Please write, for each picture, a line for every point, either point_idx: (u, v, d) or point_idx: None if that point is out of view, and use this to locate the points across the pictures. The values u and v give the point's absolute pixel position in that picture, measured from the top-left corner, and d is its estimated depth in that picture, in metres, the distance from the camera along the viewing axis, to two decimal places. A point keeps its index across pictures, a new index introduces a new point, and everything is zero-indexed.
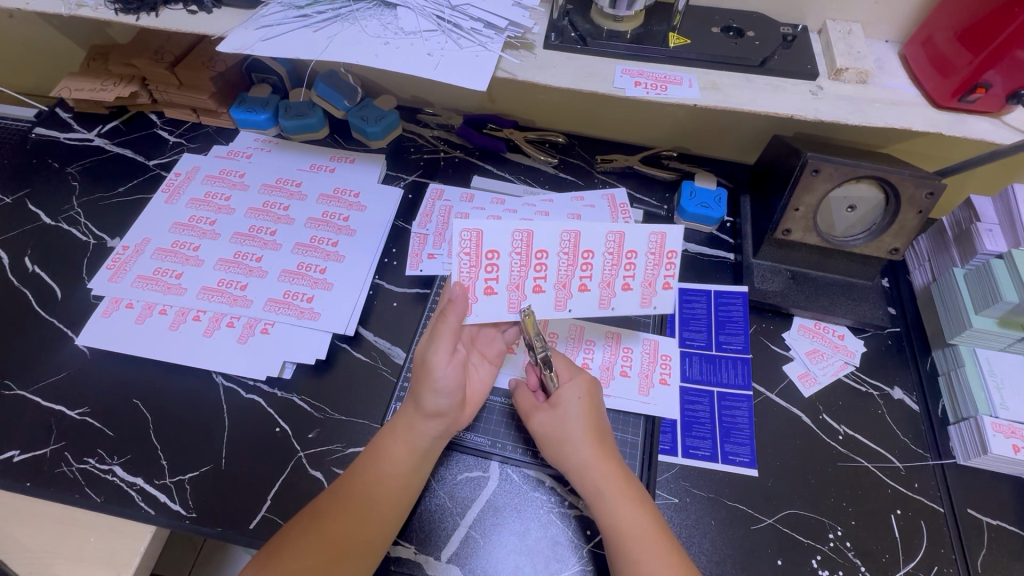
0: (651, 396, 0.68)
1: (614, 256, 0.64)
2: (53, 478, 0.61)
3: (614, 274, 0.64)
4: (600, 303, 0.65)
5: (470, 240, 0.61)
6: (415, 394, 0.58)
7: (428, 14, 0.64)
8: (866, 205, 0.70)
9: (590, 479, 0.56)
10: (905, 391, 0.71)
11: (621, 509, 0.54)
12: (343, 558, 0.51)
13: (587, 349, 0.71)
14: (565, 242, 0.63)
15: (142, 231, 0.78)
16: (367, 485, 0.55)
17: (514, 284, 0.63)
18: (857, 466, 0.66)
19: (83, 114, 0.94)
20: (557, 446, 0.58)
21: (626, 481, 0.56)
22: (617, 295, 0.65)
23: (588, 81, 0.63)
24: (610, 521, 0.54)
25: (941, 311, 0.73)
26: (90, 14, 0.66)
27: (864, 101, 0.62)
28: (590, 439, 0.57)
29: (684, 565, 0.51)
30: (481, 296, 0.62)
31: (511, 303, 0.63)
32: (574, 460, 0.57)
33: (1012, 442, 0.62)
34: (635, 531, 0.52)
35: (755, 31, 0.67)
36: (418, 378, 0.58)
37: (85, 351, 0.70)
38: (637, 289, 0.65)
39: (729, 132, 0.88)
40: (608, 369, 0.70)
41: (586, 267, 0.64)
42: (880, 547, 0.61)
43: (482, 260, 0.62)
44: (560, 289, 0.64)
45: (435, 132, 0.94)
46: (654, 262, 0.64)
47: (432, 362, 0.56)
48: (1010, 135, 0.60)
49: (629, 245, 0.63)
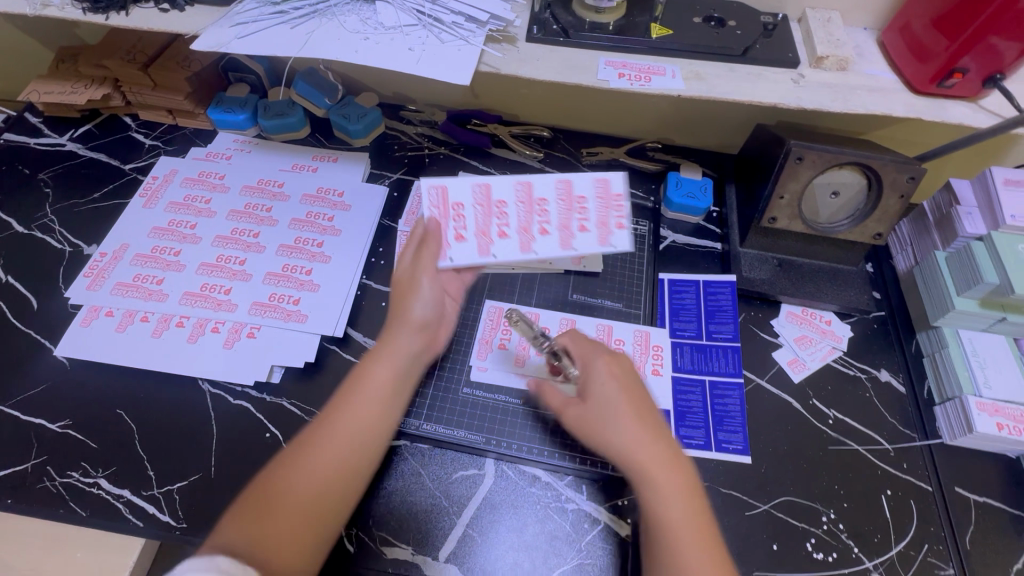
0: None
1: (567, 202, 0.63)
2: (35, 493, 0.59)
3: (569, 218, 0.62)
4: (561, 244, 0.60)
5: (433, 193, 0.62)
6: (397, 308, 0.59)
7: (407, 9, 0.63)
8: (849, 191, 0.72)
9: (635, 468, 0.51)
10: (891, 373, 0.72)
11: (665, 495, 0.50)
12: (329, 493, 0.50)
13: None
14: (521, 191, 0.63)
15: (119, 238, 0.76)
16: (354, 413, 0.53)
17: (481, 231, 0.61)
18: (847, 449, 0.66)
19: (53, 118, 0.91)
20: (595, 433, 0.54)
21: (677, 467, 0.51)
22: (576, 237, 0.61)
23: (572, 74, 0.62)
24: (653, 509, 0.50)
25: (924, 294, 0.74)
26: (57, 14, 0.64)
27: (845, 89, 0.62)
28: (634, 420, 0.53)
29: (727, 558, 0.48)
30: (452, 242, 0.61)
31: (481, 249, 0.60)
32: (619, 445, 0.52)
33: (996, 420, 0.63)
34: (683, 521, 0.49)
35: (736, 19, 0.68)
36: (399, 293, 0.59)
37: (65, 362, 0.68)
38: (593, 231, 0.61)
39: (713, 122, 0.88)
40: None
41: (543, 213, 0.62)
42: (872, 528, 0.61)
43: (448, 211, 0.62)
44: (524, 236, 0.61)
45: (418, 129, 0.93)
46: (603, 206, 0.62)
47: (418, 279, 0.59)
48: (987, 119, 0.61)
49: (578, 190, 0.63)
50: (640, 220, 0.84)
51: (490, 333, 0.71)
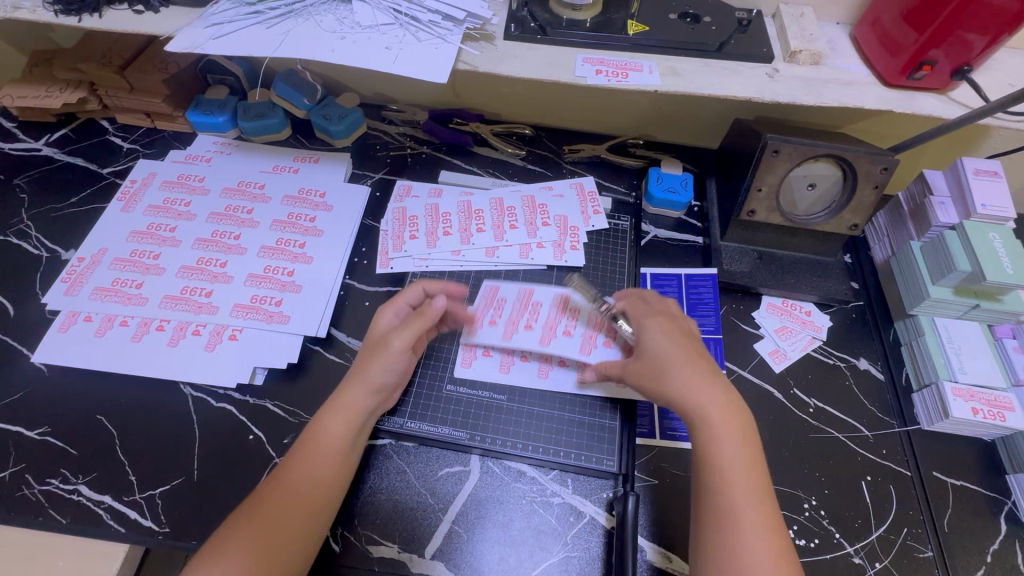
0: (592, 355, 0.67)
1: (499, 211, 0.82)
2: (13, 502, 0.59)
3: (501, 220, 0.81)
4: (494, 237, 0.79)
5: (395, 212, 0.82)
6: (359, 367, 0.60)
7: (384, 8, 0.63)
8: (825, 183, 0.73)
9: (690, 409, 0.54)
10: (870, 361, 0.74)
11: (722, 437, 0.52)
12: (283, 553, 0.49)
13: (534, 310, 0.72)
14: (461, 205, 0.82)
15: (97, 243, 0.75)
16: (308, 468, 0.54)
17: (429, 232, 0.79)
18: (828, 437, 0.67)
19: (29, 123, 0.90)
20: (654, 380, 0.57)
21: (739, 415, 0.53)
22: (508, 232, 0.79)
23: (550, 71, 0.63)
24: (710, 449, 0.52)
25: (901, 284, 0.76)
26: (29, 16, 0.64)
27: (818, 82, 0.63)
28: (692, 364, 0.56)
29: (772, 503, 0.50)
30: (407, 240, 0.78)
31: (429, 243, 0.78)
32: (680, 389, 0.55)
33: (971, 405, 0.65)
34: (738, 463, 0.51)
35: (711, 16, 0.68)
36: (367, 355, 0.61)
37: (43, 369, 0.67)
38: (523, 228, 0.80)
39: (692, 118, 0.89)
40: (590, 337, 0.69)
41: (480, 219, 0.81)
42: (853, 513, 0.62)
43: (407, 221, 0.80)
44: (464, 233, 0.79)
45: (401, 129, 0.93)
46: (529, 211, 0.82)
47: (391, 341, 0.60)
48: (956, 110, 0.62)
49: (507, 203, 0.83)
50: (621, 215, 0.84)
51: (480, 310, 0.72)
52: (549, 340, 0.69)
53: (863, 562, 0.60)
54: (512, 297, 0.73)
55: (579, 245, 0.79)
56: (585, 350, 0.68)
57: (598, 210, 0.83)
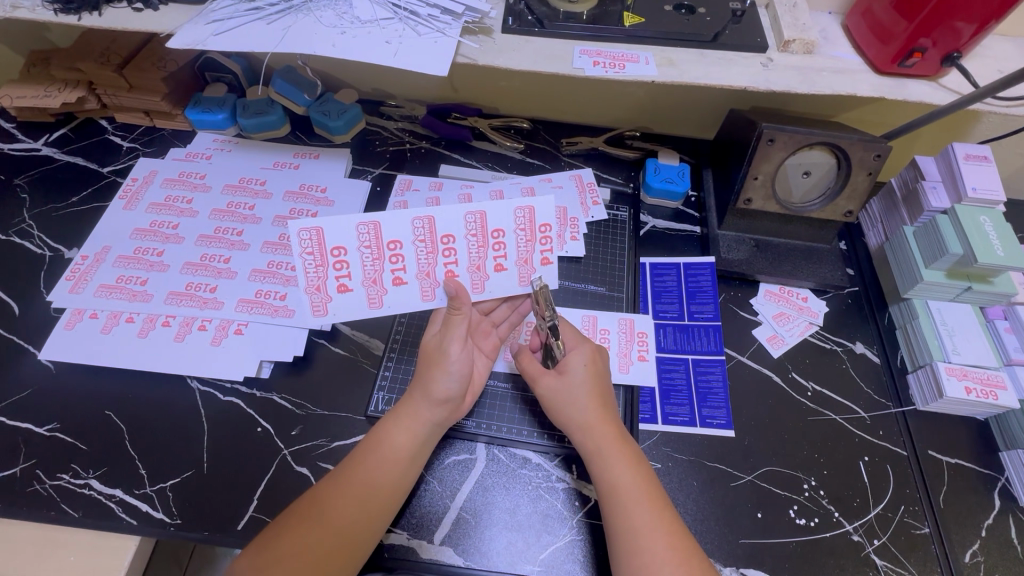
0: (487, 289, 0.65)
1: None
2: (24, 497, 0.59)
3: None
4: None
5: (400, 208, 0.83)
6: (418, 376, 0.59)
7: (383, 3, 0.64)
8: (820, 171, 0.74)
9: (590, 439, 0.57)
10: (866, 345, 0.75)
11: (616, 466, 0.55)
12: (339, 557, 0.50)
13: (394, 256, 0.63)
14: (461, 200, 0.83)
15: (101, 240, 0.75)
16: (370, 473, 0.54)
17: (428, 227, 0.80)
18: (826, 419, 0.69)
19: (28, 123, 0.90)
20: (559, 408, 0.60)
21: (623, 443, 0.57)
22: None
23: (548, 63, 0.64)
24: (609, 480, 0.54)
25: (895, 269, 0.77)
26: (28, 15, 0.64)
27: (811, 71, 0.64)
28: (594, 400, 0.59)
29: (676, 519, 0.52)
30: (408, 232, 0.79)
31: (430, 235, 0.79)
32: (577, 419, 0.58)
33: (964, 384, 0.66)
34: (633, 485, 0.53)
35: (705, 7, 0.69)
36: (425, 363, 0.59)
37: (50, 366, 0.67)
38: None
39: (689, 109, 0.90)
40: (479, 270, 0.64)
41: None
42: (852, 493, 0.64)
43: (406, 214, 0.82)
44: None
45: (399, 125, 0.94)
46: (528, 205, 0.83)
47: (446, 346, 0.59)
48: (948, 96, 0.63)
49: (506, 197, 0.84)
50: (619, 206, 0.86)
51: (319, 277, 0.62)
52: (434, 293, 0.64)
53: (861, 539, 0.61)
54: (352, 245, 0.62)
55: (578, 236, 0.80)
56: (481, 286, 0.64)
57: (597, 201, 0.84)
